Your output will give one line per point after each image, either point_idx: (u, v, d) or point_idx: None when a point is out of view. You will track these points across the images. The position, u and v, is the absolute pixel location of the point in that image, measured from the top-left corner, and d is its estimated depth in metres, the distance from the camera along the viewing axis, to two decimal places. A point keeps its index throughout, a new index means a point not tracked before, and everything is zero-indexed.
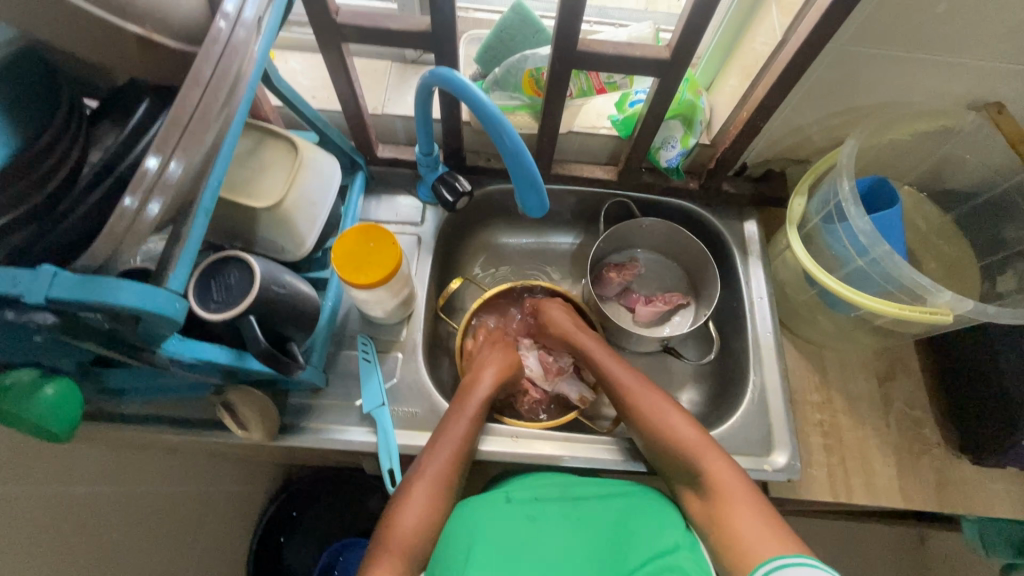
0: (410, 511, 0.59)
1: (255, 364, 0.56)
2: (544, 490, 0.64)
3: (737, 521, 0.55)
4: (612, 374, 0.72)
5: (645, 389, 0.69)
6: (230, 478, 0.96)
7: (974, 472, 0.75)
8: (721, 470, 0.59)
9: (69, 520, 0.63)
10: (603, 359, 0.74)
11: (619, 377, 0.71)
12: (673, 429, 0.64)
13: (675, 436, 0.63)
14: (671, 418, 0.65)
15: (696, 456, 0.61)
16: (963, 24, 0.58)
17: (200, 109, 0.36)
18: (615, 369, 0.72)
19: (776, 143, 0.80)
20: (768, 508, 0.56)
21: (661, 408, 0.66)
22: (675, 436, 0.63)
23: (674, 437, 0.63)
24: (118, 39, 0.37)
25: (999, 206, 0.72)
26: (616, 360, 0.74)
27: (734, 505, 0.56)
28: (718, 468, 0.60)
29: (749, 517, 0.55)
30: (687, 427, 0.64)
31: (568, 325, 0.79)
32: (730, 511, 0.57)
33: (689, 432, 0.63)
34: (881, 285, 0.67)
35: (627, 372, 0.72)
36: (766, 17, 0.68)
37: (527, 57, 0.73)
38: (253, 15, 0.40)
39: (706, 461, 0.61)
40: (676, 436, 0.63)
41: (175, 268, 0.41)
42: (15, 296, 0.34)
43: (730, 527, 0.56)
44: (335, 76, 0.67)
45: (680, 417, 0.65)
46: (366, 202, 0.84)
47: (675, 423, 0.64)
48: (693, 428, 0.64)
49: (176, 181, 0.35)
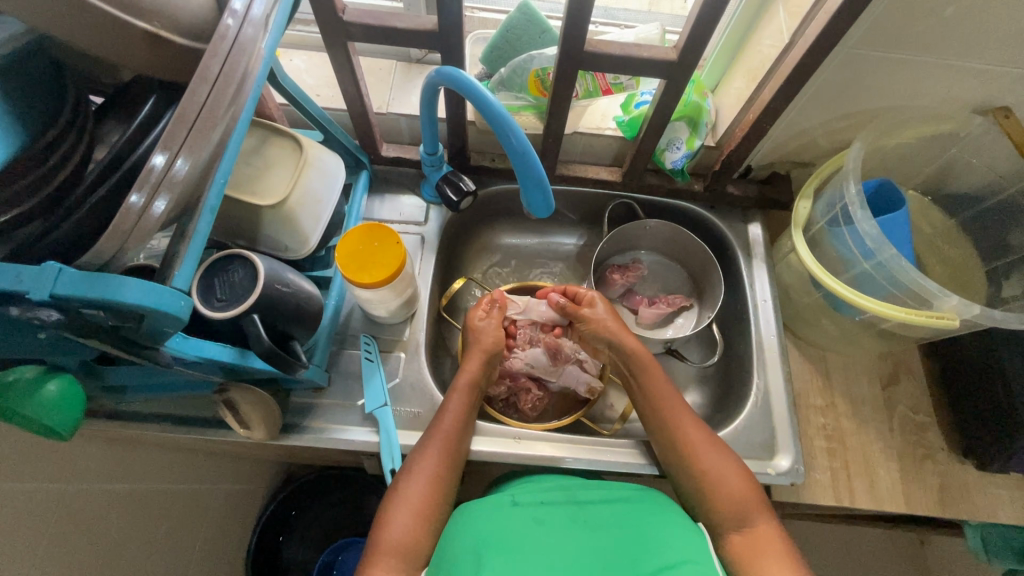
0: (404, 508, 0.58)
1: (259, 364, 0.56)
2: (549, 495, 0.64)
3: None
4: (663, 402, 0.68)
5: (691, 420, 0.66)
6: (231, 476, 0.96)
7: (978, 477, 0.75)
8: (769, 530, 0.57)
9: (69, 517, 0.63)
10: (656, 383, 0.70)
11: (673, 408, 0.67)
12: (726, 477, 0.61)
13: (727, 484, 0.61)
14: (716, 455, 0.63)
15: (746, 510, 0.59)
16: (973, 28, 0.58)
17: (207, 107, 0.36)
18: (670, 397, 0.68)
19: (782, 145, 0.80)
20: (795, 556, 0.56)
21: (718, 454, 0.63)
22: (726, 485, 0.61)
23: (726, 485, 0.61)
24: (126, 36, 0.37)
25: (1006, 210, 0.72)
26: (668, 386, 0.70)
27: (775, 560, 0.55)
28: (767, 528, 0.58)
29: None
30: (738, 477, 0.61)
31: (621, 338, 0.74)
32: (770, 564, 0.55)
33: (740, 483, 0.61)
34: (887, 289, 0.67)
35: (678, 401, 0.68)
36: (774, 19, 0.68)
37: (533, 58, 0.73)
38: (261, 13, 0.40)
39: (755, 517, 0.58)
40: (728, 486, 0.61)
41: (181, 266, 0.41)
42: (20, 293, 0.34)
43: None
44: (340, 74, 0.67)
45: (732, 466, 0.62)
46: (369, 201, 0.84)
47: (728, 472, 0.62)
48: (744, 479, 0.61)
49: (182, 179, 0.35)
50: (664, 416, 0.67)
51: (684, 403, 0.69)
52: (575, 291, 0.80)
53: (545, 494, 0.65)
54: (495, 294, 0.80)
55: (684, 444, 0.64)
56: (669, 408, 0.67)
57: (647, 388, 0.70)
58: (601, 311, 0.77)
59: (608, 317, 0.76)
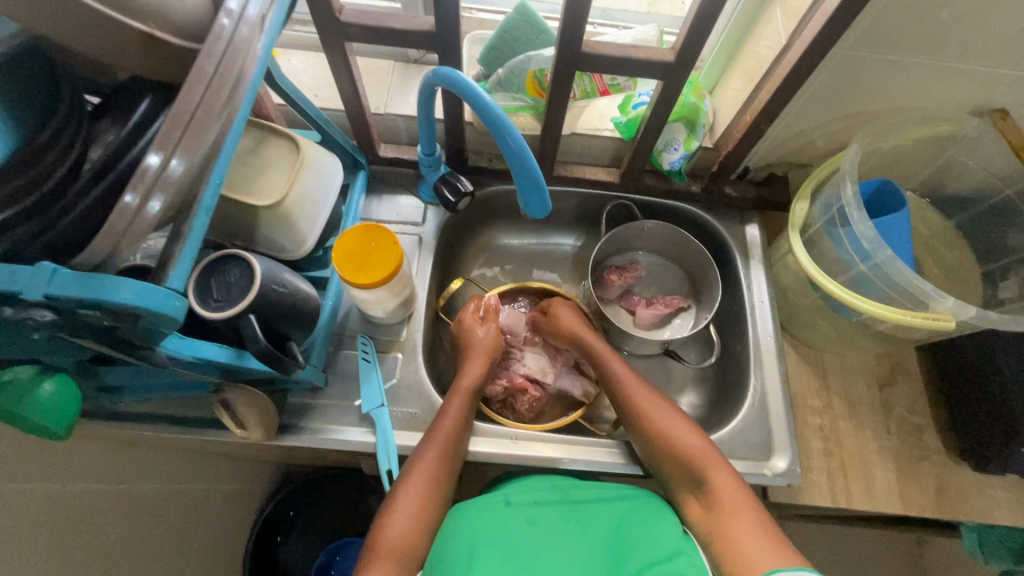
0: (401, 511, 0.58)
1: (255, 364, 0.56)
2: (542, 494, 0.64)
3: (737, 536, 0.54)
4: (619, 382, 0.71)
5: (650, 399, 0.68)
6: (228, 477, 0.96)
7: (974, 478, 0.75)
8: (727, 483, 0.58)
9: (66, 518, 0.63)
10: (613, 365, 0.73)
11: (627, 385, 0.70)
12: (679, 436, 0.63)
13: (685, 450, 0.62)
14: (676, 427, 0.64)
15: (702, 468, 0.60)
16: (969, 30, 0.58)
17: (202, 107, 0.36)
18: (623, 377, 0.71)
19: (779, 147, 0.80)
20: (765, 517, 0.56)
21: (670, 418, 0.65)
22: (680, 444, 0.62)
23: (681, 447, 0.62)
24: (121, 36, 0.37)
25: (1003, 212, 0.72)
26: (625, 367, 0.73)
27: (735, 515, 0.55)
28: (725, 481, 0.58)
29: (752, 535, 0.53)
30: (692, 436, 0.63)
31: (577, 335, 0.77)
32: (732, 525, 0.55)
33: (694, 442, 0.62)
34: (883, 290, 0.67)
35: (633, 378, 0.71)
36: (771, 20, 0.68)
37: (531, 59, 0.73)
38: (256, 13, 0.40)
39: (715, 480, 0.59)
40: (682, 446, 0.62)
41: (175, 266, 0.41)
42: (14, 293, 0.34)
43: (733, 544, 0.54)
44: (337, 74, 0.67)
45: (686, 426, 0.64)
46: (367, 202, 0.84)
47: (680, 432, 0.63)
48: (699, 438, 0.63)
49: (178, 178, 0.35)
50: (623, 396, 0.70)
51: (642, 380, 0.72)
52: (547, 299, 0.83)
53: (538, 493, 0.64)
54: (483, 300, 0.79)
55: (639, 415, 0.67)
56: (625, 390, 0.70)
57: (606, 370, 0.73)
58: (569, 315, 0.79)
59: (575, 319, 0.80)
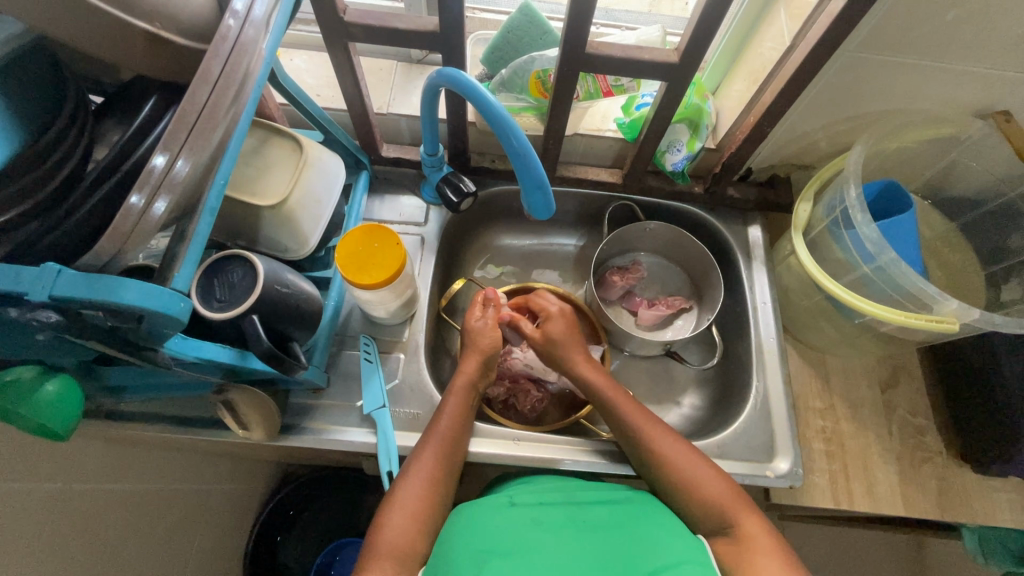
0: (399, 510, 0.58)
1: (258, 365, 0.56)
2: (548, 496, 0.64)
3: (764, 569, 0.52)
4: (625, 416, 0.68)
5: (658, 427, 0.66)
6: (228, 476, 0.96)
7: (976, 480, 0.75)
8: (754, 522, 0.57)
9: (67, 518, 0.63)
10: (616, 398, 0.71)
11: (634, 418, 0.68)
12: (703, 480, 0.61)
13: (705, 486, 0.61)
14: (695, 466, 0.62)
15: (724, 508, 0.59)
16: (973, 33, 0.58)
17: (208, 107, 0.36)
18: (630, 410, 0.69)
19: (782, 148, 0.80)
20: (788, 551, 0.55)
21: (688, 457, 0.63)
22: (703, 487, 0.61)
23: (703, 488, 0.61)
24: (126, 35, 0.37)
25: (1006, 214, 0.72)
26: (629, 401, 0.70)
27: (761, 551, 0.54)
28: (753, 522, 0.57)
29: (778, 568, 0.52)
30: (715, 478, 0.61)
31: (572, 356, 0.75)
32: (758, 559, 0.53)
33: (720, 486, 0.61)
34: (888, 293, 0.66)
35: (639, 410, 0.69)
36: (775, 21, 0.68)
37: (534, 59, 0.72)
38: (262, 13, 0.40)
39: (737, 514, 0.58)
40: (704, 486, 0.61)
41: (181, 267, 0.41)
42: (19, 294, 0.34)
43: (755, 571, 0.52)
44: (340, 74, 0.66)
45: (706, 467, 0.62)
46: (369, 202, 0.84)
47: (703, 474, 0.62)
48: (721, 480, 0.61)
49: (183, 179, 0.35)
50: (627, 429, 0.67)
51: (649, 412, 0.69)
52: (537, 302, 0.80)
53: (543, 495, 0.65)
54: (489, 292, 0.79)
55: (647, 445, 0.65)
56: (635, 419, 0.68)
57: (608, 402, 0.71)
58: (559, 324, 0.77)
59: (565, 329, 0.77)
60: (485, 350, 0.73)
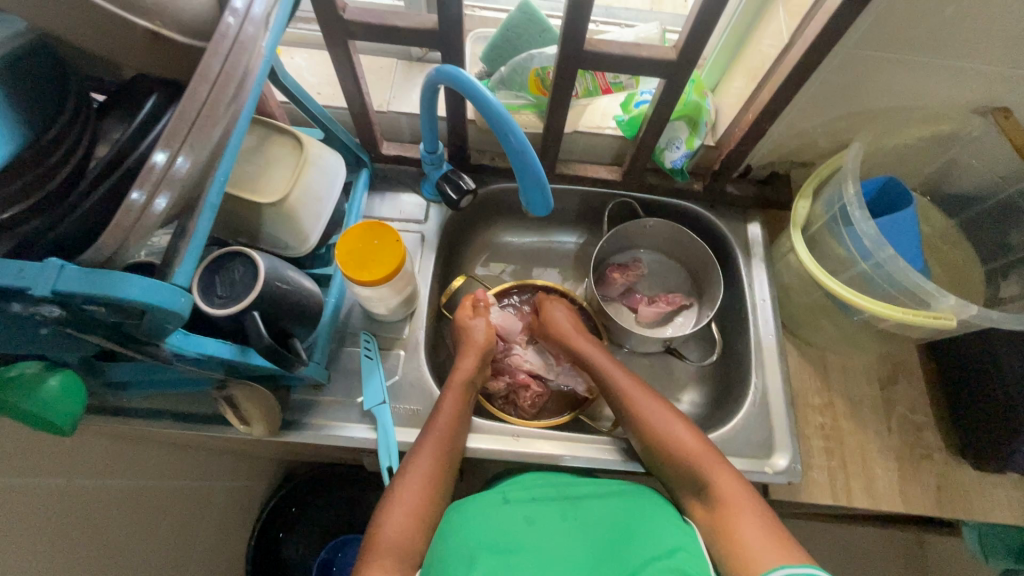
0: (399, 509, 0.59)
1: (258, 360, 0.56)
2: (541, 491, 0.64)
3: (739, 528, 0.55)
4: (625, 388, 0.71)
5: (638, 390, 0.70)
6: (231, 472, 0.97)
7: (975, 476, 0.75)
8: (727, 478, 0.59)
9: (70, 514, 0.63)
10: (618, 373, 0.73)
11: (631, 390, 0.70)
12: (677, 437, 0.64)
13: (681, 445, 0.63)
14: (671, 424, 0.65)
15: (702, 465, 0.61)
16: (972, 29, 0.58)
17: (208, 104, 0.36)
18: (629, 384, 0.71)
19: (782, 145, 0.80)
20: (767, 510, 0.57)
21: (666, 418, 0.66)
22: (678, 444, 0.64)
23: (679, 446, 0.63)
24: (127, 34, 0.37)
25: (1006, 211, 0.72)
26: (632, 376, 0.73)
27: (741, 513, 0.56)
28: (726, 478, 0.59)
29: (752, 523, 0.55)
30: (689, 435, 0.64)
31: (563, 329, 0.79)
32: (732, 516, 0.56)
33: (693, 442, 0.63)
34: (886, 289, 0.67)
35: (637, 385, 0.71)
36: (773, 18, 0.68)
37: (533, 56, 0.73)
38: (262, 10, 0.40)
39: (711, 471, 0.61)
40: (679, 444, 0.63)
41: (181, 262, 0.41)
42: (22, 289, 0.34)
43: (734, 534, 0.55)
44: (340, 72, 0.67)
45: (681, 425, 0.65)
46: (369, 199, 0.84)
47: (677, 431, 0.64)
48: (695, 437, 0.64)
49: (183, 176, 0.35)
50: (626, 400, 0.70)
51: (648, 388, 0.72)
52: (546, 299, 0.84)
53: (534, 491, 0.64)
54: (477, 294, 0.80)
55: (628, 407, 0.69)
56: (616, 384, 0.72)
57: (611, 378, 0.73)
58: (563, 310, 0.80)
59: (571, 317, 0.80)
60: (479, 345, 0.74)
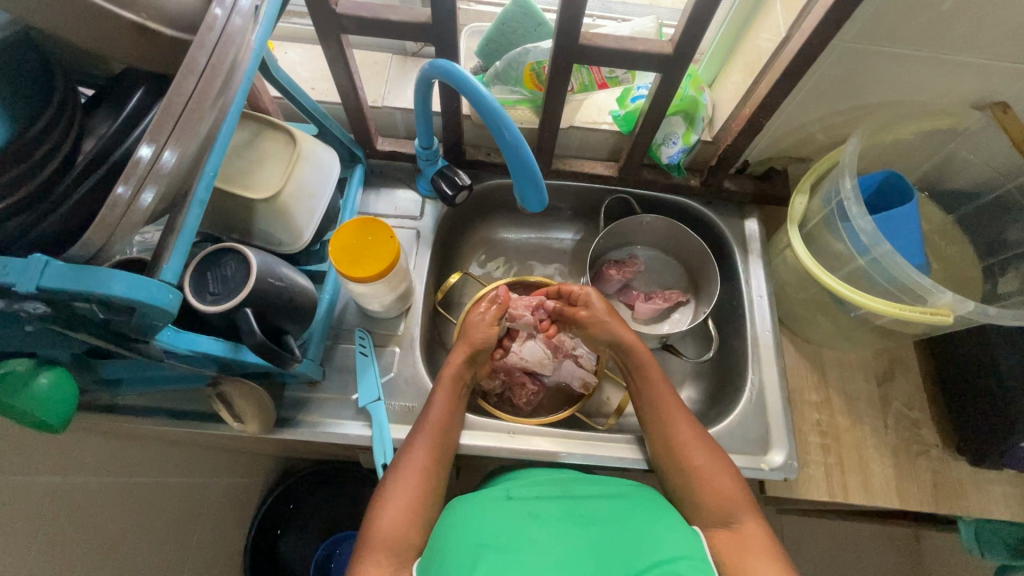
0: (394, 504, 0.58)
1: (251, 357, 0.56)
2: (544, 489, 0.64)
3: (761, 569, 0.54)
4: (661, 399, 0.68)
5: (681, 415, 0.67)
6: (226, 470, 0.96)
7: (972, 473, 0.75)
8: (755, 523, 0.59)
9: (65, 511, 0.63)
10: (655, 382, 0.70)
11: (665, 402, 0.68)
12: (714, 474, 0.62)
13: (715, 481, 0.62)
14: (711, 458, 0.63)
15: (725, 496, 0.60)
16: (969, 24, 0.58)
17: (194, 98, 0.35)
18: (664, 396, 0.68)
19: (780, 140, 0.80)
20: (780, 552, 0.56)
21: (708, 454, 0.64)
22: (712, 482, 0.62)
23: (714, 483, 0.61)
24: (113, 26, 0.36)
25: (1005, 206, 0.72)
26: (665, 385, 0.70)
27: (758, 555, 0.55)
28: (753, 523, 0.58)
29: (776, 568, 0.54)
30: (725, 475, 0.62)
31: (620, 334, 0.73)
32: (754, 560, 0.55)
33: (727, 479, 0.62)
34: (884, 285, 0.66)
35: (673, 399, 0.68)
36: (770, 13, 0.67)
37: (528, 51, 0.72)
38: (250, 4, 0.39)
39: (741, 514, 0.59)
40: (714, 482, 0.62)
41: (170, 258, 0.41)
42: (7, 285, 0.34)
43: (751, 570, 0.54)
44: (334, 67, 0.66)
45: (721, 462, 0.63)
46: (365, 196, 0.84)
47: (716, 468, 0.63)
48: (730, 477, 0.62)
49: (170, 171, 0.35)
50: (659, 414, 0.67)
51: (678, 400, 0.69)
52: (567, 290, 0.76)
53: (540, 488, 0.65)
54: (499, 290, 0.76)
55: (668, 429, 0.66)
56: (664, 405, 0.68)
57: (646, 385, 0.70)
58: (597, 311, 0.74)
59: (607, 317, 0.74)
60: (472, 343, 0.71)
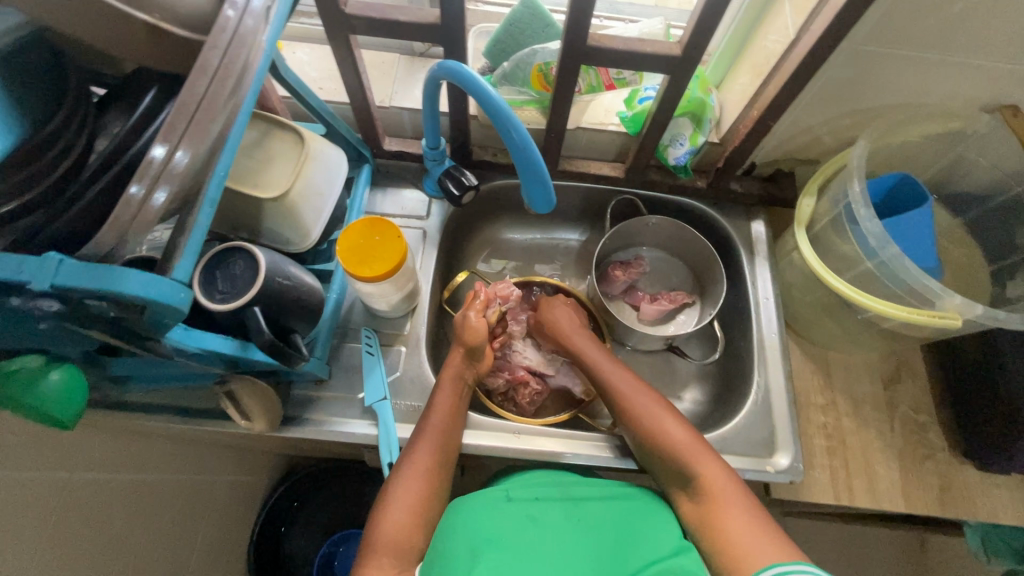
0: (398, 506, 0.58)
1: (259, 355, 0.56)
2: (544, 490, 0.63)
3: (727, 522, 0.55)
4: (602, 373, 0.71)
5: (629, 381, 0.69)
6: (232, 467, 0.97)
7: (978, 476, 0.75)
8: (715, 469, 0.59)
9: (73, 507, 0.63)
10: (596, 359, 0.73)
11: (608, 373, 0.71)
12: (663, 427, 0.63)
13: (667, 433, 0.62)
14: (664, 419, 0.64)
15: (689, 457, 0.60)
16: (978, 27, 0.57)
17: (207, 97, 0.36)
18: (607, 367, 0.71)
19: (786, 142, 0.80)
20: (758, 506, 0.56)
21: (652, 407, 0.65)
22: (663, 434, 0.63)
23: (667, 436, 0.62)
24: (126, 27, 0.37)
25: (1013, 210, 0.72)
26: (607, 359, 0.73)
27: (724, 505, 0.56)
28: (712, 469, 0.59)
29: (742, 516, 0.55)
30: (677, 427, 0.63)
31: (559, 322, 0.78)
32: (723, 513, 0.56)
33: (679, 431, 0.63)
34: (891, 287, 0.66)
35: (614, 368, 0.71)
36: (778, 14, 0.67)
37: (536, 52, 0.72)
38: (261, 5, 0.40)
39: (698, 462, 0.60)
40: (666, 435, 0.63)
41: (181, 257, 0.41)
42: (21, 283, 0.34)
43: (723, 535, 0.55)
44: (342, 67, 0.66)
45: (671, 416, 0.64)
46: (371, 195, 0.84)
47: (664, 422, 0.64)
48: (682, 426, 0.63)
49: (182, 171, 0.35)
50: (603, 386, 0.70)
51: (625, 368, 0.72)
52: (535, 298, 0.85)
53: (539, 489, 0.63)
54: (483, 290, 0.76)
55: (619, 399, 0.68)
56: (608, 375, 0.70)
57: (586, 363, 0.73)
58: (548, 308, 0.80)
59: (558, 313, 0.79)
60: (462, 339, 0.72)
